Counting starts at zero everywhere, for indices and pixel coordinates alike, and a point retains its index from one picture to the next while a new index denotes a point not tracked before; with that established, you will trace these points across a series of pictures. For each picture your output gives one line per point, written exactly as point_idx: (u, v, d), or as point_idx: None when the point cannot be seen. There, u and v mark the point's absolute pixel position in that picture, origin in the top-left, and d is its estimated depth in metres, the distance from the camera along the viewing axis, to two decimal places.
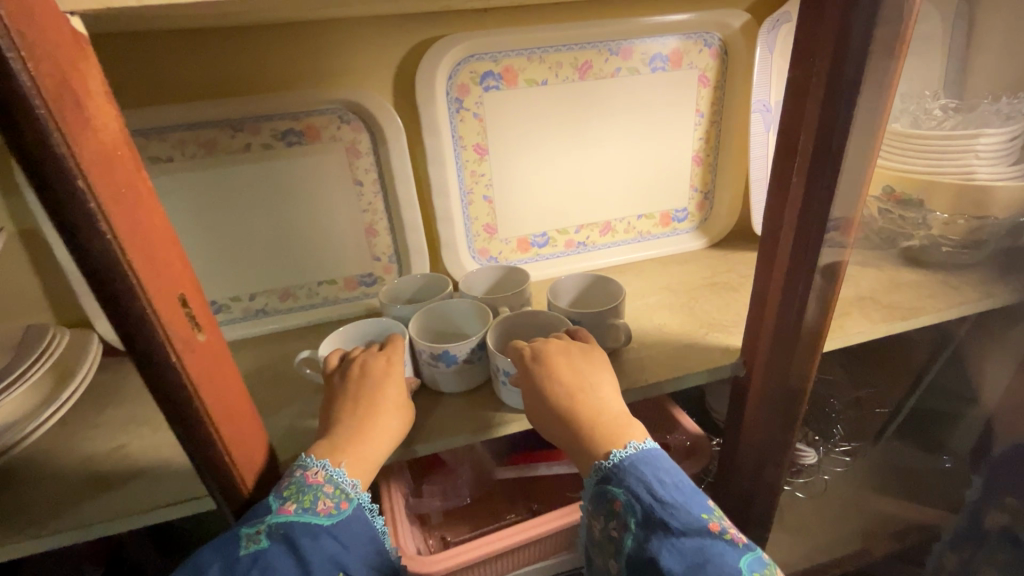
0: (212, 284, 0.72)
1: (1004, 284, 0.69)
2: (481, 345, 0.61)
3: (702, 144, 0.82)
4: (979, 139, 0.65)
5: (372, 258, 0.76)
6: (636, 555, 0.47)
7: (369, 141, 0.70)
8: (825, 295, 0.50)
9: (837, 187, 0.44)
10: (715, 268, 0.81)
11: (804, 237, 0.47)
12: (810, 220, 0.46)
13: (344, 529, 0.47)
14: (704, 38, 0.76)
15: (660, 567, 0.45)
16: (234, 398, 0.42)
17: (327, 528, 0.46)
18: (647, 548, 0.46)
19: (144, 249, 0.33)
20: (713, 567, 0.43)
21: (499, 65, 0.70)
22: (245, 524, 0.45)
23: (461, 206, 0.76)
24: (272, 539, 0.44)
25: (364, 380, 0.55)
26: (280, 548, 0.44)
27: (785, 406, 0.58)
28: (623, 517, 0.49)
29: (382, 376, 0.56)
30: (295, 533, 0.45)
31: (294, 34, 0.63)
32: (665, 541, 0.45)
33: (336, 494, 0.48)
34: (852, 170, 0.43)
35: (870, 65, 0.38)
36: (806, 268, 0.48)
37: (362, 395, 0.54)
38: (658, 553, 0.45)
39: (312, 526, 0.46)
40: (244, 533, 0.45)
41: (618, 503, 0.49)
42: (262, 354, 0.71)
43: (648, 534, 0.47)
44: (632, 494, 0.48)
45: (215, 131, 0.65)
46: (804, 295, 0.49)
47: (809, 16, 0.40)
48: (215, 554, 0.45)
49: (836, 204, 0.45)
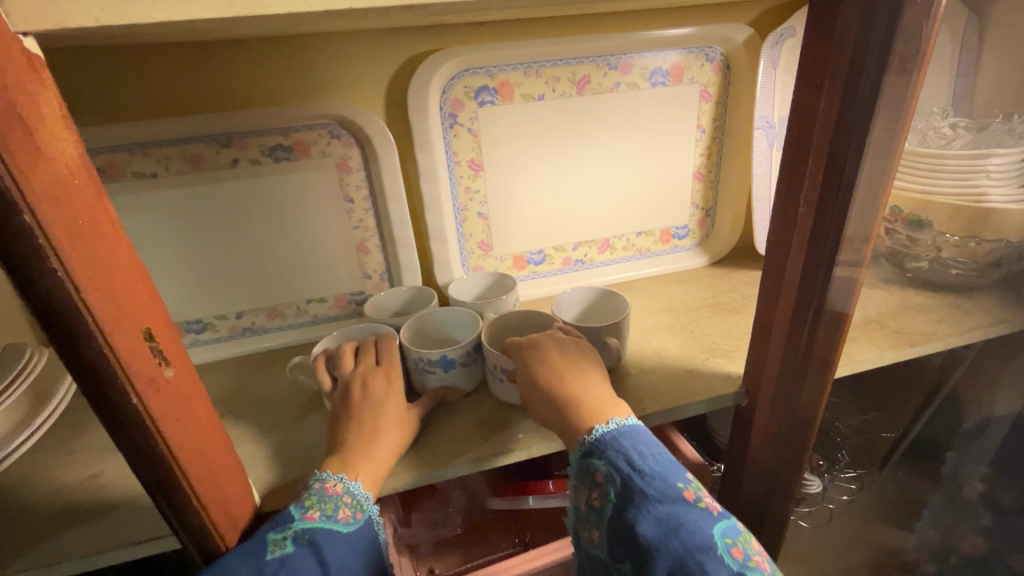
0: (197, 303, 0.70)
1: (1016, 310, 0.67)
2: (477, 347, 0.60)
3: (703, 160, 0.80)
4: (990, 159, 0.62)
5: (363, 275, 0.74)
6: (614, 523, 0.45)
7: (360, 156, 0.68)
8: (836, 319, 0.48)
9: (848, 214, 0.41)
10: (717, 288, 0.79)
11: (811, 267, 0.44)
12: (818, 249, 0.43)
13: (362, 540, 0.46)
14: (706, 52, 0.74)
15: (637, 533, 0.43)
16: (204, 433, 0.40)
17: (349, 536, 0.45)
18: (624, 516, 0.44)
19: (103, 281, 0.31)
20: (688, 535, 0.41)
21: (494, 79, 0.68)
22: (272, 530, 0.44)
23: (455, 223, 0.74)
24: (298, 544, 0.43)
25: (365, 402, 0.53)
26: (305, 554, 0.42)
27: (792, 436, 0.56)
28: (602, 486, 0.46)
29: (382, 397, 0.54)
30: (320, 538, 0.44)
31: (284, 47, 0.62)
32: (643, 510, 0.43)
33: (354, 505, 0.46)
34: (865, 196, 0.41)
35: (886, 87, 0.37)
36: (815, 297, 0.46)
37: (363, 421, 0.52)
38: (636, 520, 0.43)
39: (335, 533, 0.44)
40: (271, 538, 0.43)
41: (596, 472, 0.46)
42: (248, 374, 0.69)
43: (626, 504, 0.44)
44: (610, 462, 0.46)
45: (200, 146, 0.63)
46: (818, 324, 0.48)
47: (817, 37, 0.38)
48: (241, 560, 0.42)
49: (849, 229, 0.42)
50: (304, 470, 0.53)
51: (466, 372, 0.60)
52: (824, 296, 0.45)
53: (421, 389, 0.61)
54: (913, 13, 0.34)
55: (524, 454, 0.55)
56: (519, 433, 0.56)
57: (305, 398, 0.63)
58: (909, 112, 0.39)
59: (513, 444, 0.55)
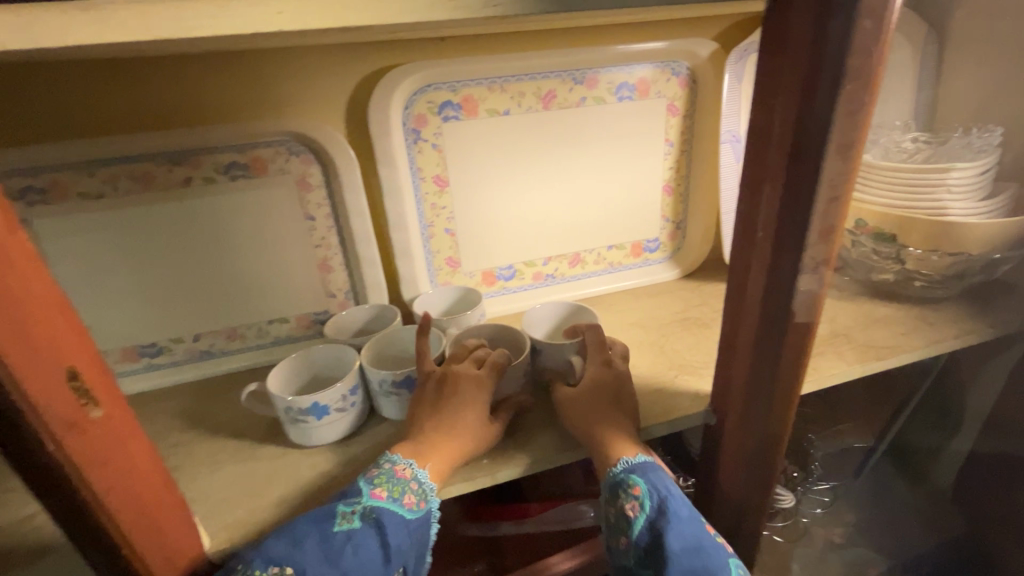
0: (152, 326, 0.67)
1: (979, 321, 0.67)
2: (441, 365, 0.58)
3: (672, 173, 0.80)
4: (951, 173, 0.63)
5: (326, 294, 0.72)
6: (643, 533, 0.48)
7: (321, 173, 0.66)
8: (797, 349, 0.45)
9: (808, 245, 0.39)
10: (688, 302, 0.78)
11: (769, 299, 0.43)
12: (777, 284, 0.42)
13: (420, 529, 0.48)
14: (671, 67, 0.73)
15: (664, 543, 0.46)
16: (138, 473, 0.37)
17: (410, 522, 0.47)
18: (655, 527, 0.47)
19: (14, 323, 0.29)
20: (707, 553, 0.47)
21: (458, 95, 0.67)
22: (341, 503, 0.46)
23: (422, 240, 0.73)
24: (364, 521, 0.45)
25: (450, 402, 0.53)
26: (370, 532, 0.45)
27: (760, 452, 0.53)
28: (639, 498, 0.49)
29: (464, 402, 0.53)
30: (386, 522, 0.46)
31: (237, 62, 0.60)
32: (675, 526, 0.47)
33: (420, 492, 0.48)
34: (825, 223, 0.38)
35: (841, 111, 0.34)
36: (780, 327, 0.44)
37: (443, 420, 0.52)
38: (665, 532, 0.47)
39: (400, 517, 0.46)
40: (339, 511, 0.46)
41: (637, 486, 0.49)
42: (204, 398, 0.66)
43: (659, 517, 0.48)
44: (653, 480, 0.50)
45: (151, 164, 0.61)
46: (779, 355, 0.45)
47: (771, 55, 0.36)
48: (312, 527, 0.44)
49: (804, 270, 0.40)
50: (258, 503, 0.51)
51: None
52: (790, 326, 0.43)
53: (381, 410, 0.59)
54: (862, 38, 0.32)
55: (490, 481, 0.53)
56: (483, 458, 0.55)
57: (263, 424, 0.60)
58: (859, 137, 0.35)
59: (476, 471, 0.53)
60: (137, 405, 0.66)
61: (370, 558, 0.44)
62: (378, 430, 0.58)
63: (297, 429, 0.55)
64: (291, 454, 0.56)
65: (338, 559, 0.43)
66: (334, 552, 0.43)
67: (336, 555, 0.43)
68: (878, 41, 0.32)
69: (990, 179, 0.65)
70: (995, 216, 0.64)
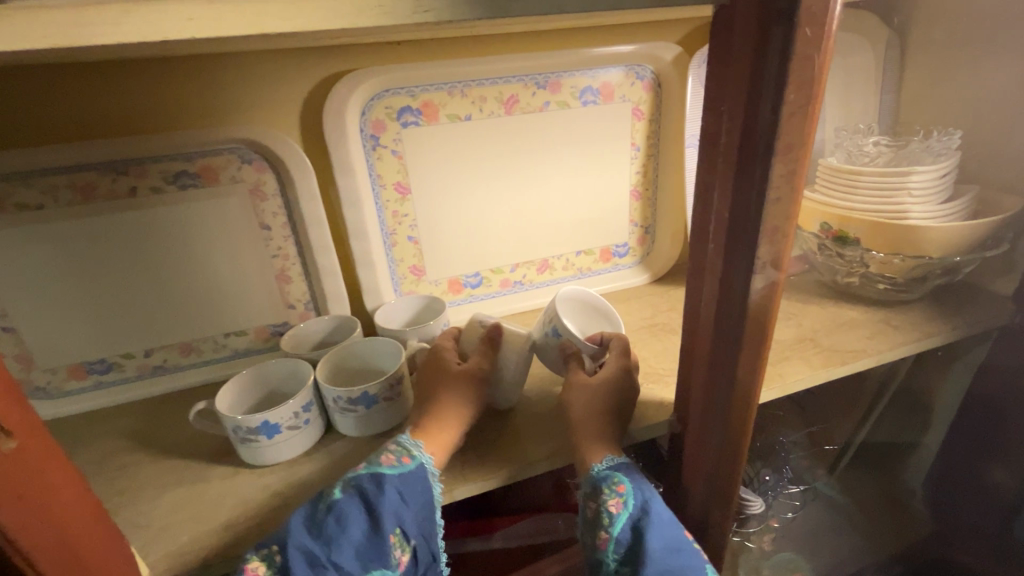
0: (100, 343, 0.64)
1: (942, 323, 0.67)
2: (400, 380, 0.56)
3: (640, 178, 0.79)
4: (911, 177, 0.63)
5: (286, 305, 0.70)
6: (625, 531, 0.46)
7: (276, 181, 0.64)
8: (751, 366, 0.42)
9: (760, 261, 0.37)
10: (657, 307, 0.78)
11: (721, 316, 0.41)
12: (727, 304, 0.40)
13: (408, 485, 0.48)
14: (636, 70, 0.73)
15: (646, 541, 0.45)
16: (65, 505, 0.35)
17: (393, 479, 0.47)
18: (637, 525, 0.46)
19: None
20: (687, 557, 0.45)
21: (417, 100, 0.66)
22: (325, 486, 0.47)
23: (384, 248, 0.71)
24: (345, 492, 0.46)
25: (426, 388, 0.57)
26: (352, 497, 0.45)
27: (722, 468, 0.48)
28: (623, 495, 0.48)
29: (437, 380, 0.57)
30: (365, 483, 0.46)
31: (184, 67, 0.58)
32: (656, 526, 0.46)
33: (399, 450, 0.50)
34: (774, 247, 0.37)
35: (787, 122, 0.32)
36: (731, 351, 0.41)
37: (425, 402, 0.55)
38: (648, 530, 0.46)
39: (379, 476, 0.47)
40: (322, 492, 0.47)
41: (620, 484, 0.49)
42: (156, 416, 0.63)
43: (639, 517, 0.47)
44: (636, 478, 0.49)
45: (93, 174, 0.58)
46: (732, 372, 0.42)
47: (718, 63, 0.35)
48: (299, 512, 0.45)
49: (754, 291, 0.38)
50: (204, 528, 0.49)
51: (391, 407, 0.57)
52: (741, 351, 0.41)
53: (338, 427, 0.57)
54: (804, 45, 0.30)
55: (447, 500, 0.51)
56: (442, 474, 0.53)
57: (216, 443, 0.58)
58: (807, 150, 0.33)
59: None
60: (85, 424, 0.63)
61: (355, 521, 0.44)
62: (335, 446, 0.57)
63: (248, 449, 0.53)
64: (242, 474, 0.54)
65: (322, 529, 0.43)
66: (318, 522, 0.44)
67: (321, 527, 0.44)
68: (821, 49, 0.30)
69: (950, 182, 0.65)
70: (957, 220, 0.64)
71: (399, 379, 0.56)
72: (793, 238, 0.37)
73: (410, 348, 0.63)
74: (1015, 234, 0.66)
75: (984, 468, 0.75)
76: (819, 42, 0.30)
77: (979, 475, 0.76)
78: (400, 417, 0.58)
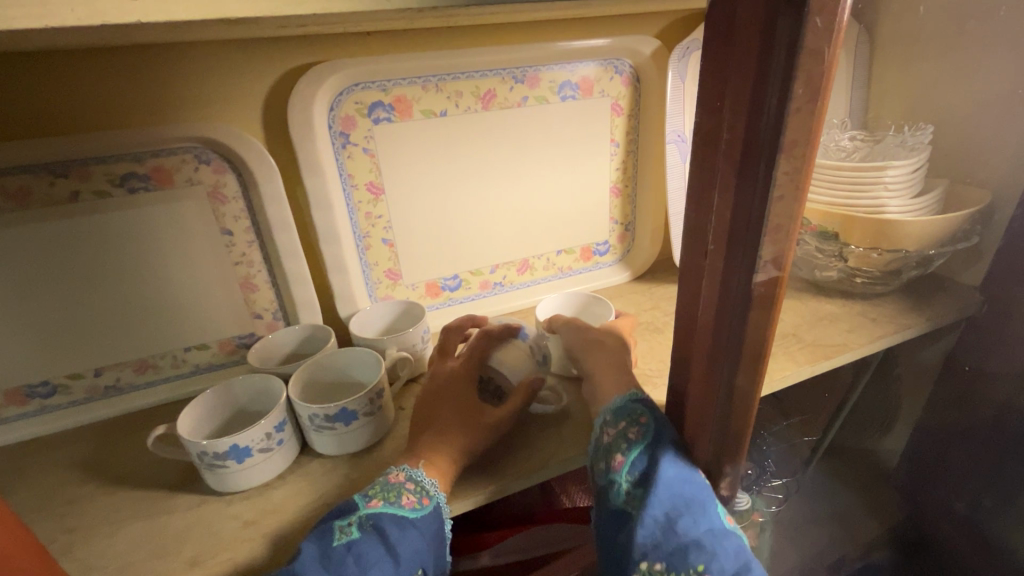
0: (42, 365, 0.58)
1: (917, 314, 0.69)
2: (381, 393, 0.53)
3: (619, 174, 0.78)
4: (886, 172, 0.63)
5: (251, 316, 0.65)
6: (641, 457, 0.45)
7: (236, 182, 0.60)
8: (752, 369, 0.41)
9: (762, 261, 0.36)
10: (639, 306, 0.77)
11: (719, 322, 0.39)
12: (728, 309, 0.38)
13: (427, 526, 0.45)
14: (614, 64, 0.71)
15: (660, 465, 0.44)
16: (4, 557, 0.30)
17: (415, 523, 0.44)
18: (653, 451, 0.45)
19: None
20: (697, 486, 0.44)
21: (389, 94, 0.62)
22: (338, 518, 0.43)
23: (357, 252, 0.67)
24: (363, 530, 0.42)
25: (439, 407, 0.53)
26: (371, 539, 0.42)
27: (721, 464, 0.46)
28: (641, 425, 0.47)
29: (452, 403, 0.54)
30: (387, 525, 0.43)
31: (126, 59, 0.52)
32: (674, 452, 0.45)
33: (418, 490, 0.46)
34: (777, 249, 0.35)
35: (792, 122, 0.31)
36: (732, 358, 0.40)
37: (435, 421, 0.52)
38: (664, 456, 0.44)
39: (402, 519, 0.44)
40: (336, 525, 0.43)
41: (641, 416, 0.48)
42: (107, 443, 0.58)
43: (657, 442, 0.46)
44: (656, 411, 0.49)
45: (27, 177, 0.52)
46: (734, 375, 0.40)
47: (714, 57, 0.33)
48: (312, 543, 0.42)
49: (755, 294, 0.37)
50: (169, 567, 0.44)
51: (372, 423, 0.53)
52: (741, 356, 0.39)
53: (314, 445, 0.53)
54: (814, 37, 0.28)
55: None
56: None
57: (180, 469, 0.53)
58: (811, 149, 0.32)
59: None
60: (27, 456, 0.57)
61: (378, 565, 0.41)
62: (314, 466, 0.53)
63: (216, 475, 0.49)
64: (210, 503, 0.50)
65: (340, 570, 0.40)
66: (336, 560, 0.40)
67: (338, 567, 0.40)
68: (831, 42, 0.29)
69: (922, 176, 0.66)
70: (929, 213, 0.65)
71: (381, 391, 0.53)
72: (796, 237, 0.36)
73: (387, 356, 0.60)
74: (983, 226, 0.68)
75: (957, 450, 0.78)
76: (829, 39, 0.29)
77: (952, 458, 0.79)
78: (381, 431, 0.55)
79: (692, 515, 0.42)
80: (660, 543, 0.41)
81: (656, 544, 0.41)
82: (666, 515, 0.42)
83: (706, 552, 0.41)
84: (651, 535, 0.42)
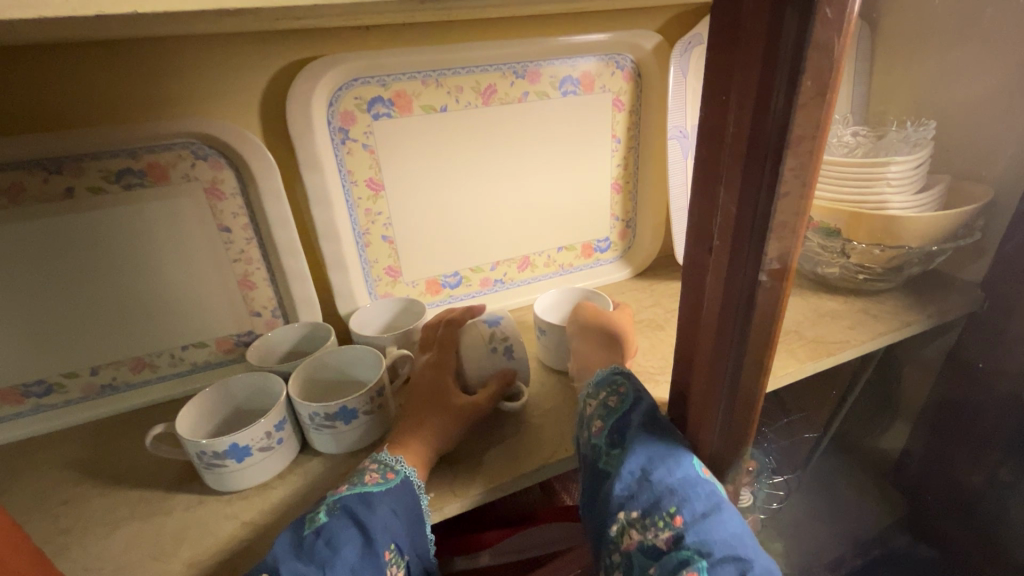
0: (38, 364, 0.57)
1: (920, 310, 0.68)
2: (381, 391, 0.53)
3: (620, 170, 0.77)
4: (889, 167, 0.63)
5: (250, 313, 0.65)
6: (619, 421, 0.46)
7: (234, 179, 0.59)
8: (756, 364, 0.40)
9: (768, 257, 0.35)
10: (641, 303, 0.76)
11: (723, 319, 0.39)
12: (733, 305, 0.38)
13: (398, 499, 0.45)
14: (615, 59, 0.71)
15: (636, 425, 0.44)
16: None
17: (383, 496, 0.44)
18: (631, 415, 0.45)
19: None
20: (675, 442, 0.43)
21: (389, 89, 0.61)
22: (307, 512, 0.43)
23: (357, 249, 0.66)
24: (332, 514, 0.42)
25: (414, 394, 0.54)
26: (341, 519, 0.41)
27: (725, 459, 0.46)
28: (621, 393, 0.48)
29: (425, 389, 0.54)
30: (353, 502, 0.43)
31: (122, 54, 0.52)
32: (651, 415, 0.45)
33: (382, 468, 0.46)
34: (784, 245, 0.35)
35: (800, 116, 0.30)
36: (735, 354, 0.39)
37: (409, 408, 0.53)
38: (640, 417, 0.45)
39: (368, 495, 0.44)
40: (306, 517, 0.42)
41: (621, 385, 0.48)
42: (104, 442, 0.57)
43: (634, 407, 0.46)
44: (637, 382, 0.49)
45: (20, 173, 0.51)
46: (737, 371, 0.40)
47: (719, 51, 0.33)
48: (283, 538, 0.41)
49: (760, 290, 0.36)
50: (166, 567, 0.44)
51: (372, 421, 0.53)
52: (746, 352, 0.39)
53: (313, 444, 0.53)
54: (822, 29, 0.28)
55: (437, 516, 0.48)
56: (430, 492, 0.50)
57: (178, 468, 0.53)
58: (819, 142, 0.32)
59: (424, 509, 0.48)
60: (24, 455, 0.56)
61: (349, 541, 0.40)
62: (314, 464, 0.53)
63: (214, 474, 0.48)
64: (209, 502, 0.49)
65: (312, 555, 0.39)
66: (307, 545, 0.40)
67: (311, 552, 0.39)
68: (841, 34, 0.28)
69: (924, 172, 0.66)
70: (931, 209, 0.65)
71: (382, 389, 0.52)
72: (802, 232, 0.35)
73: (387, 353, 0.59)
74: (986, 221, 0.68)
75: (960, 446, 0.78)
76: (839, 31, 0.28)
77: (954, 454, 0.79)
78: (381, 429, 0.54)
79: (667, 465, 0.41)
80: (636, 494, 0.40)
81: (631, 496, 0.40)
82: (642, 468, 0.41)
83: (678, 495, 0.39)
84: (628, 489, 0.41)
